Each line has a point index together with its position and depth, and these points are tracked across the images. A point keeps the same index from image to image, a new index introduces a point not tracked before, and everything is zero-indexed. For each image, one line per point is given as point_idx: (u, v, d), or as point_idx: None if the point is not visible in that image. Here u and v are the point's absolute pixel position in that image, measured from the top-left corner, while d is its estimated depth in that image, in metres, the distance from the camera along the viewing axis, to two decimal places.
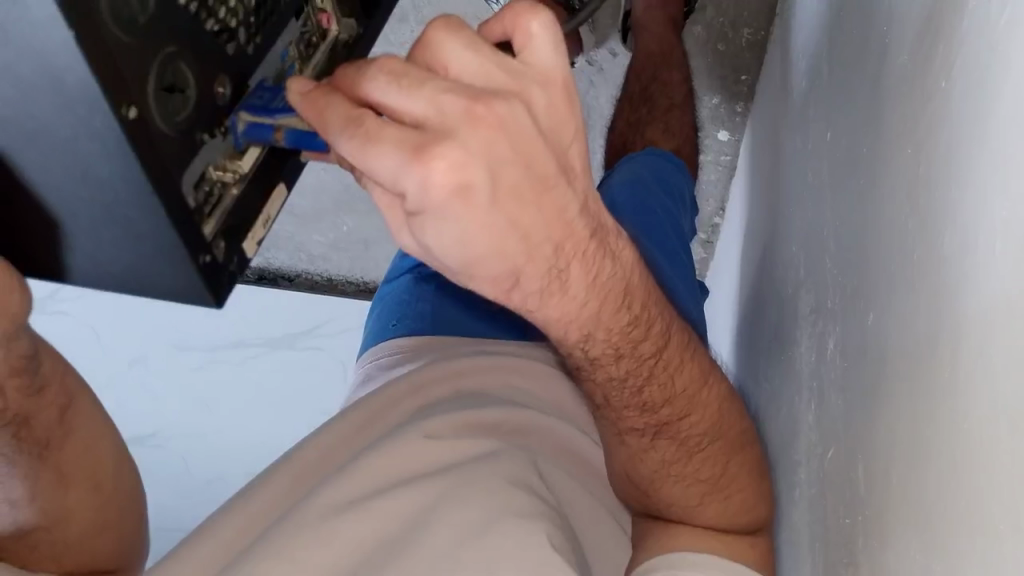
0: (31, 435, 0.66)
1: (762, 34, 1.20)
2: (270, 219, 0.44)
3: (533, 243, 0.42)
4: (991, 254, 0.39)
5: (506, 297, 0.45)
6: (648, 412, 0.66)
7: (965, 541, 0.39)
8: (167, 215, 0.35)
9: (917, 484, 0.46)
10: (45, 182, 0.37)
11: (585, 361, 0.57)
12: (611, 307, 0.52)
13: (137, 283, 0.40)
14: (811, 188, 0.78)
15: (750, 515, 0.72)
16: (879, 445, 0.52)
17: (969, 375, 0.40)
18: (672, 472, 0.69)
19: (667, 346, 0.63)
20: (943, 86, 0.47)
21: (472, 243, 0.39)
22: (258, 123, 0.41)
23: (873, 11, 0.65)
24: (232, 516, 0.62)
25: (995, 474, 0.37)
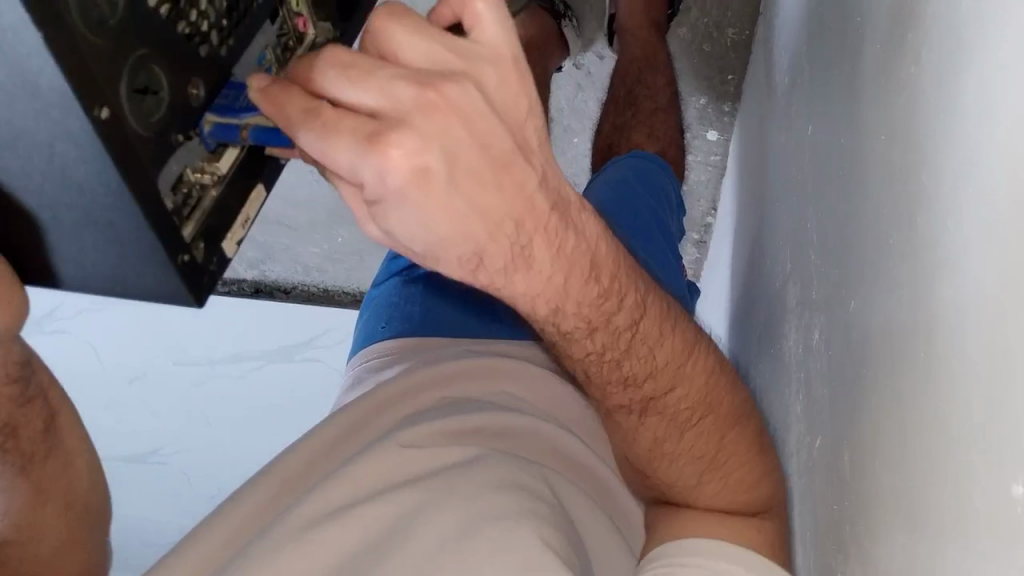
0: (19, 445, 0.64)
1: (746, 35, 1.20)
2: (249, 220, 0.45)
3: (492, 222, 0.42)
4: (963, 238, 0.39)
5: (473, 276, 0.45)
6: (632, 388, 0.65)
7: (952, 504, 0.39)
8: (145, 217, 0.36)
9: (900, 477, 0.46)
10: (25, 188, 0.37)
11: (556, 339, 0.57)
12: (580, 280, 0.52)
13: (121, 286, 0.41)
14: (795, 182, 0.79)
15: (750, 496, 0.70)
16: (867, 424, 0.52)
17: (946, 357, 0.40)
18: (666, 449, 0.69)
19: (643, 320, 0.62)
20: (914, 72, 0.48)
21: (431, 228, 0.41)
22: (225, 124, 0.42)
23: (850, 6, 0.66)
24: (222, 518, 0.63)
25: (979, 435, 0.37)
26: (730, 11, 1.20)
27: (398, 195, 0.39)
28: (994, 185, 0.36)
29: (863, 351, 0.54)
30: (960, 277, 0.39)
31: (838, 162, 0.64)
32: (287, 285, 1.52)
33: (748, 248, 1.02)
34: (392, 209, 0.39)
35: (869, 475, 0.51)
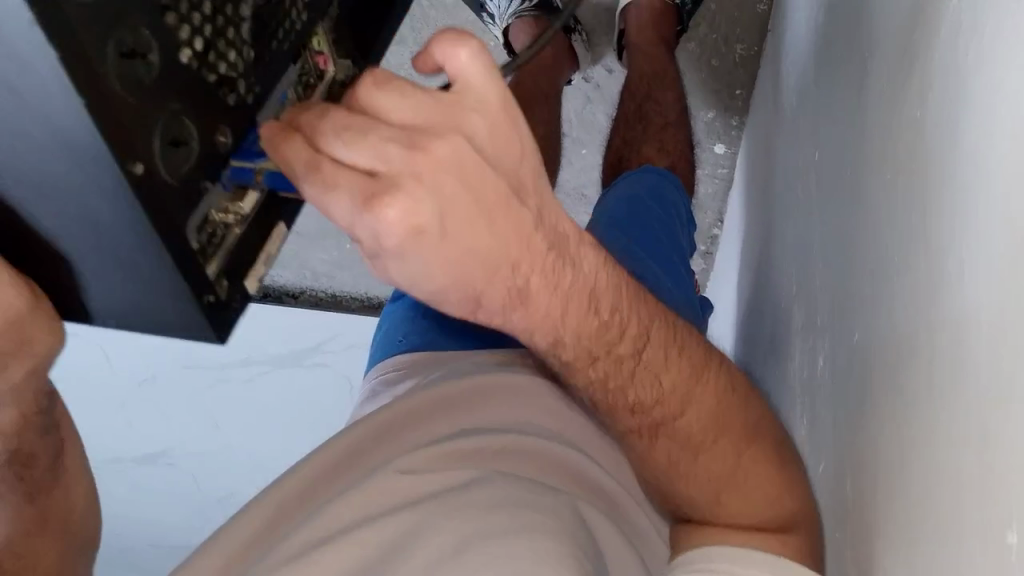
0: (27, 476, 0.58)
1: (754, 50, 1.22)
2: (271, 257, 0.46)
3: (486, 264, 0.44)
4: (964, 278, 0.41)
5: (473, 315, 0.47)
6: (638, 413, 0.64)
7: (950, 525, 0.41)
8: (172, 261, 0.37)
9: (902, 505, 0.47)
10: (56, 234, 0.39)
11: (563, 366, 0.59)
12: (578, 308, 0.53)
13: (147, 319, 0.42)
14: (800, 205, 0.80)
15: (777, 509, 0.66)
16: (869, 451, 0.53)
17: (947, 392, 0.42)
18: (679, 471, 0.66)
19: (647, 345, 0.62)
20: (917, 112, 0.49)
21: (432, 275, 0.42)
22: (240, 167, 0.43)
23: (855, 38, 0.67)
24: (238, 524, 0.66)
25: (976, 458, 0.38)
26: (738, 26, 1.21)
27: (395, 246, 0.40)
28: (995, 222, 0.37)
29: (866, 378, 0.55)
30: (962, 303, 0.40)
31: (843, 188, 0.65)
32: (295, 290, 1.52)
33: (754, 264, 1.03)
34: (393, 259, 0.41)
35: (872, 500, 0.53)
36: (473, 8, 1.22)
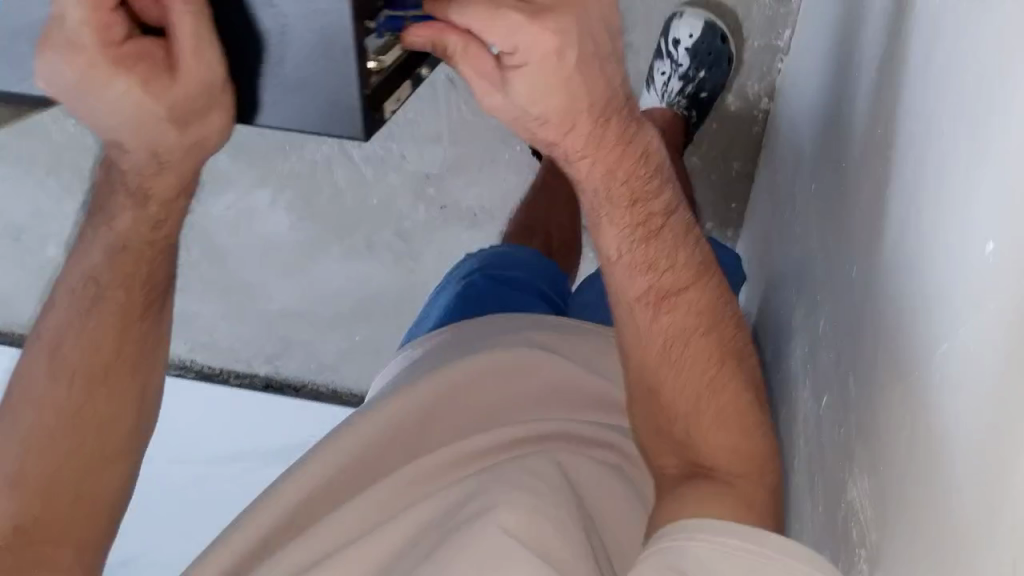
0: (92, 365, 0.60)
1: (749, 167, 1.39)
2: (400, 101, 0.56)
3: (582, 110, 0.53)
4: (968, 211, 0.43)
5: (562, 140, 0.55)
6: (653, 273, 0.61)
7: (950, 445, 0.42)
8: (354, 40, 0.47)
9: (904, 376, 0.49)
10: (268, 5, 0.46)
11: (600, 202, 0.59)
12: (633, 158, 0.59)
13: (310, 119, 0.50)
14: (802, 230, 0.90)
15: (748, 451, 0.61)
16: (873, 364, 0.56)
17: (947, 275, 0.44)
18: (670, 361, 0.62)
19: (673, 214, 0.63)
20: (903, 67, 0.58)
21: (541, 95, 0.51)
22: (393, 17, 0.51)
23: (849, 65, 0.80)
24: (262, 513, 0.69)
25: (970, 353, 0.40)
26: (736, 144, 1.38)
27: (538, 61, 0.48)
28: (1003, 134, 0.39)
29: (866, 309, 0.60)
30: (959, 221, 0.44)
31: (847, 223, 0.71)
32: (297, 382, 1.71)
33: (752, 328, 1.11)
34: (517, 74, 0.49)
35: (868, 415, 0.55)
36: None
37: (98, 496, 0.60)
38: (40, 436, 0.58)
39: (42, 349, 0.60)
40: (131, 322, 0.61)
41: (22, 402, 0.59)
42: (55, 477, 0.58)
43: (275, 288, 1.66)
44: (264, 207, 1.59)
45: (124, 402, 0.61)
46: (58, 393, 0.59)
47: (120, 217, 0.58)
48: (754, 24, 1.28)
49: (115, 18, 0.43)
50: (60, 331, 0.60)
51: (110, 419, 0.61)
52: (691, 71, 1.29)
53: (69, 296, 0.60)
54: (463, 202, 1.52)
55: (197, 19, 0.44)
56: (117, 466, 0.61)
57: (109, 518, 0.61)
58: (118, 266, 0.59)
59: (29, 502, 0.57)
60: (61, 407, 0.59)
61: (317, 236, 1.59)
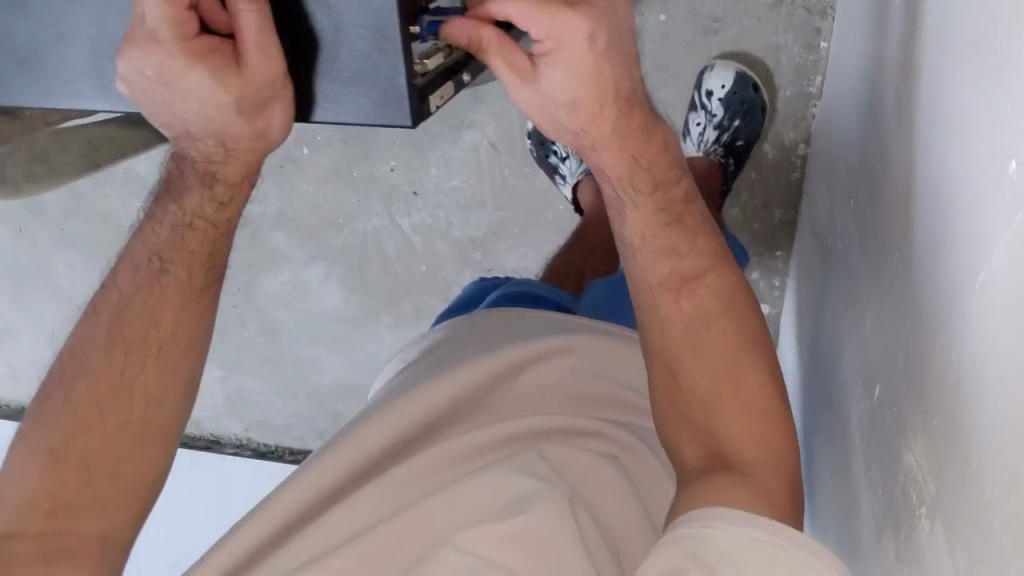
0: (126, 341, 0.58)
1: (791, 214, 1.41)
2: (444, 99, 0.60)
3: (607, 98, 0.57)
4: (996, 148, 0.44)
5: (586, 130, 0.59)
6: (674, 256, 0.65)
7: (995, 376, 0.41)
8: (403, 32, 0.50)
9: (947, 328, 0.49)
10: (324, 6, 0.51)
11: (623, 188, 0.65)
12: (655, 150, 0.64)
13: (364, 111, 0.54)
14: (844, 248, 0.92)
15: (767, 436, 0.60)
16: (917, 331, 0.56)
17: (978, 212, 0.46)
18: (692, 342, 0.64)
19: (691, 203, 0.68)
20: (925, 53, 0.62)
21: (571, 83, 0.54)
22: (435, 22, 0.55)
23: (877, 79, 0.83)
24: (260, 522, 0.65)
25: (1007, 275, 0.41)
26: (776, 193, 1.41)
27: (568, 46, 0.52)
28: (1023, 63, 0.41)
29: (905, 284, 0.61)
30: (991, 153, 0.45)
31: (884, 225, 0.71)
32: None
33: (804, 364, 1.10)
34: (549, 62, 0.53)
35: (918, 382, 0.55)
36: (547, 173, 1.41)
37: (138, 480, 0.58)
38: (88, 408, 0.57)
39: (100, 320, 0.59)
40: (190, 306, 0.60)
41: (73, 374, 0.58)
42: (93, 452, 0.56)
43: (327, 361, 1.70)
44: (318, 282, 1.62)
45: (173, 385, 0.60)
46: (110, 367, 0.58)
47: (188, 195, 0.59)
48: (784, 74, 1.32)
49: (190, 15, 0.48)
50: (120, 305, 0.59)
51: (158, 399, 0.59)
52: (725, 121, 1.33)
53: (131, 273, 0.60)
54: (509, 264, 1.53)
55: (262, 18, 0.49)
56: (158, 451, 0.59)
57: (142, 506, 0.58)
58: (183, 248, 0.60)
59: (62, 477, 0.55)
60: (109, 383, 0.58)
61: (368, 307, 1.62)
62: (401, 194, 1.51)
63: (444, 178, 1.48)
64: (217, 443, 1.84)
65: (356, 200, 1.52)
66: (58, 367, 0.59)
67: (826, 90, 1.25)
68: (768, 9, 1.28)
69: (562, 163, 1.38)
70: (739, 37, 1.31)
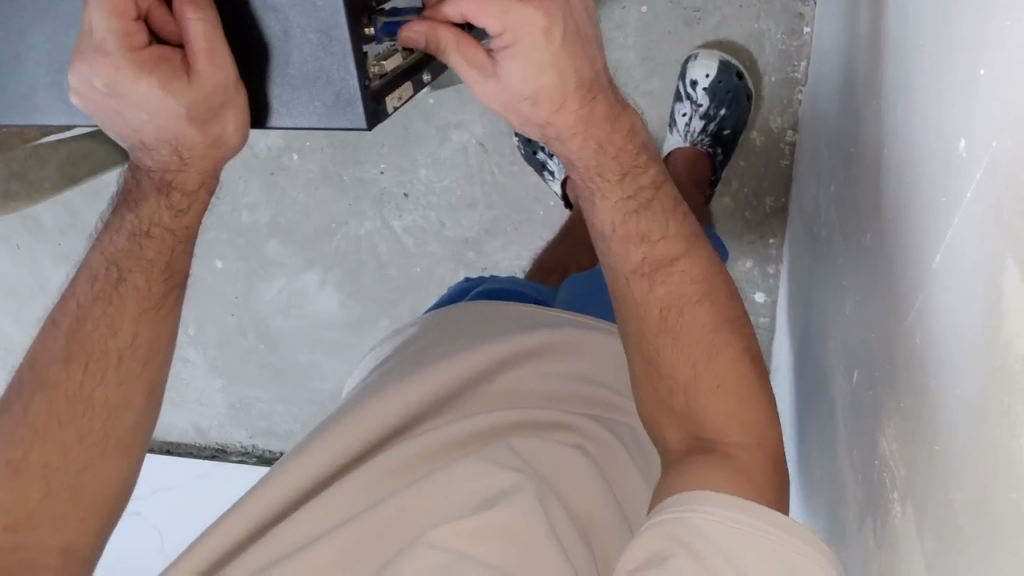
0: (82, 353, 0.58)
1: (782, 201, 1.40)
2: (404, 99, 0.60)
3: (569, 87, 0.55)
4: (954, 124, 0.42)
5: (553, 118, 0.57)
6: (647, 243, 0.63)
7: (954, 362, 0.40)
8: (351, 33, 0.50)
9: (912, 303, 0.48)
10: (271, 11, 0.51)
11: (593, 177, 0.63)
12: (620, 134, 0.62)
13: (319, 114, 0.54)
14: (827, 234, 0.91)
15: (748, 419, 0.59)
16: (889, 313, 0.55)
17: (942, 188, 0.43)
18: (667, 327, 0.62)
19: (661, 188, 0.65)
20: (891, 31, 0.61)
21: (532, 74, 0.53)
22: (391, 22, 0.54)
23: (852, 60, 0.82)
24: (233, 519, 0.65)
25: (962, 246, 0.39)
26: (766, 181, 1.40)
27: (527, 41, 0.51)
28: (977, 36, 0.40)
29: (879, 265, 0.60)
30: (942, 131, 0.44)
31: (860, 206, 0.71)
32: None
33: (796, 351, 1.09)
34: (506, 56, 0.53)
35: (890, 362, 0.54)
36: (535, 169, 1.41)
37: (98, 492, 0.57)
38: (46, 420, 0.56)
39: (59, 331, 0.58)
40: (149, 315, 0.59)
41: (31, 386, 0.57)
42: (54, 466, 0.56)
43: (327, 368, 1.70)
44: (314, 288, 1.62)
45: (134, 395, 0.59)
46: (67, 378, 0.57)
47: (145, 203, 0.58)
48: (769, 61, 1.31)
49: (136, 27, 0.49)
50: (78, 316, 0.59)
51: (118, 410, 0.58)
52: (712, 110, 1.32)
53: (89, 283, 0.59)
54: (502, 263, 1.53)
55: (210, 25, 0.49)
56: (119, 462, 0.59)
57: (106, 516, 0.58)
58: (140, 256, 0.59)
59: (22, 491, 0.54)
60: (67, 393, 0.57)
61: (365, 311, 1.63)
62: (391, 197, 1.51)
63: (434, 178, 1.48)
64: (222, 452, 1.84)
65: (347, 205, 1.52)
66: (16, 381, 0.58)
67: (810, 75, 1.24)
68: None
69: (550, 159, 1.38)
70: (721, 25, 1.30)
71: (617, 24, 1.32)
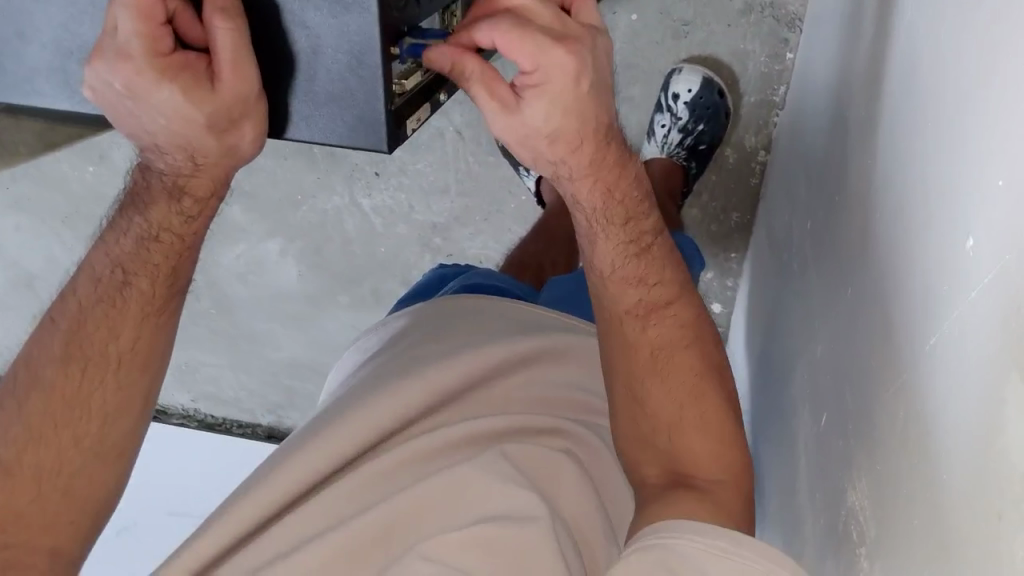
0: (80, 354, 0.57)
1: (748, 218, 1.44)
2: (421, 120, 0.60)
3: (590, 130, 0.57)
4: (964, 212, 0.44)
5: (570, 157, 0.58)
6: (643, 286, 0.66)
7: (946, 438, 0.42)
8: (382, 56, 0.50)
9: (896, 364, 0.52)
10: (300, 27, 0.50)
11: (599, 219, 0.64)
12: (629, 180, 0.64)
13: (339, 132, 0.54)
14: (797, 269, 0.95)
15: (726, 458, 0.64)
16: (866, 368, 0.59)
17: (946, 273, 0.45)
18: (657, 368, 0.66)
19: (659, 235, 0.68)
20: (887, 97, 0.64)
21: (556, 116, 0.54)
22: (415, 44, 0.54)
23: (840, 106, 0.85)
24: (226, 519, 0.65)
25: (959, 340, 0.42)
26: (734, 197, 1.43)
27: (556, 86, 0.52)
28: (990, 140, 0.42)
29: (857, 320, 0.63)
30: (943, 218, 0.47)
31: (839, 253, 0.74)
32: None
33: (754, 370, 1.13)
34: (532, 92, 0.53)
35: (868, 415, 0.57)
36: (511, 163, 1.42)
37: (89, 497, 0.57)
38: (41, 422, 0.56)
39: (58, 331, 0.58)
40: (151, 320, 0.59)
41: (26, 388, 0.57)
42: (47, 468, 0.56)
43: (282, 339, 1.69)
44: (274, 259, 1.60)
45: (130, 400, 0.59)
46: (66, 381, 0.57)
47: (154, 208, 0.56)
48: (749, 81, 1.34)
49: (163, 32, 0.47)
50: (79, 317, 0.58)
51: (114, 415, 0.58)
52: (690, 124, 1.35)
53: (91, 284, 0.59)
54: (470, 250, 1.54)
55: (237, 36, 0.48)
56: (110, 467, 0.58)
57: (91, 521, 0.58)
58: (146, 261, 0.58)
59: (13, 493, 0.54)
60: (64, 395, 0.57)
61: (325, 287, 1.61)
62: (363, 175, 1.49)
63: (408, 160, 1.47)
64: (162, 413, 1.81)
65: (316, 177, 1.49)
66: (10, 379, 0.58)
67: (788, 101, 1.27)
68: (738, 16, 1.29)
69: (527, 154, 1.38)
70: (708, 41, 1.32)
71: (607, 28, 1.32)
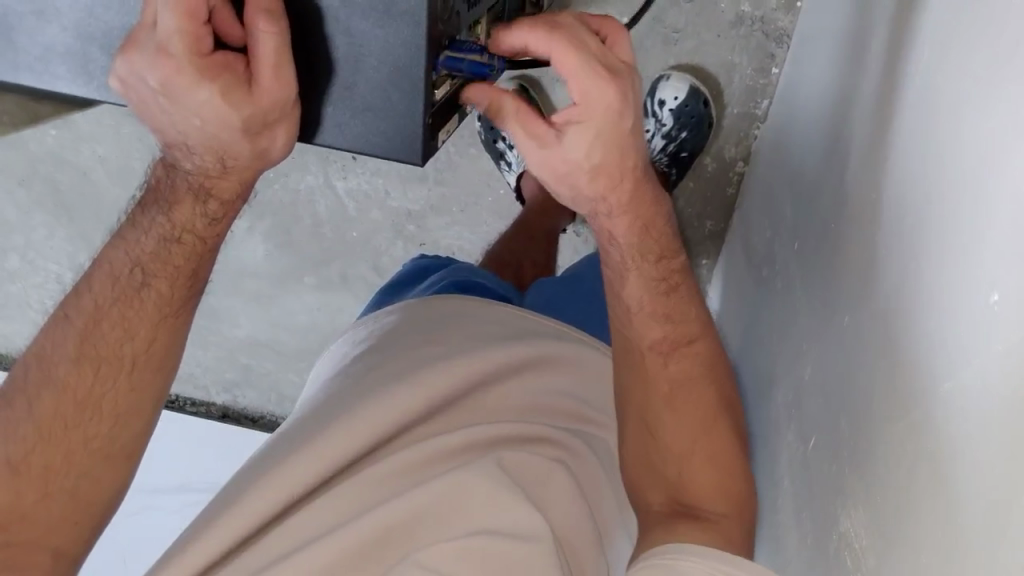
0: (94, 355, 0.60)
1: (722, 226, 1.47)
2: (450, 130, 0.60)
3: (625, 166, 0.58)
4: (985, 264, 0.46)
5: (608, 195, 0.60)
6: (668, 324, 0.70)
7: (962, 484, 0.45)
8: (426, 71, 0.50)
9: (901, 405, 0.54)
10: (344, 33, 0.50)
11: (630, 257, 0.67)
12: (662, 219, 0.67)
13: (374, 142, 0.54)
14: (781, 287, 0.96)
15: (728, 492, 0.68)
16: (863, 401, 0.61)
17: (963, 325, 0.47)
18: (670, 403, 0.70)
19: (686, 274, 0.72)
20: (897, 137, 0.65)
21: (595, 147, 0.55)
22: (453, 57, 0.54)
23: (838, 134, 0.86)
24: (223, 524, 0.65)
25: (976, 390, 0.44)
26: (710, 205, 1.46)
27: (597, 116, 0.53)
28: (1012, 196, 0.44)
29: (854, 351, 0.65)
30: (959, 258, 0.49)
31: (832, 282, 0.76)
32: (254, 412, 1.75)
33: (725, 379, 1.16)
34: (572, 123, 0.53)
35: (866, 449, 0.59)
36: (492, 157, 1.41)
37: (94, 497, 0.61)
38: (52, 421, 0.59)
39: (72, 330, 0.60)
40: (168, 322, 0.62)
41: (38, 384, 0.60)
42: (54, 468, 0.59)
43: (241, 316, 1.66)
44: (240, 235, 1.56)
45: (141, 400, 0.62)
46: (78, 380, 0.60)
47: (178, 208, 0.58)
48: (734, 92, 1.35)
49: (205, 31, 0.46)
50: (94, 316, 0.61)
51: (124, 417, 0.61)
52: (673, 131, 1.37)
53: (108, 283, 0.61)
54: (443, 241, 1.51)
55: (280, 39, 0.47)
56: (119, 468, 0.62)
57: (97, 521, 0.61)
58: (166, 261, 0.60)
59: (21, 490, 0.58)
60: (78, 394, 0.60)
61: (290, 266, 1.57)
62: (339, 156, 1.46)
63: None
64: None
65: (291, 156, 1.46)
66: (24, 371, 0.61)
67: (772, 116, 1.29)
68: (729, 27, 1.30)
69: (509, 149, 1.37)
70: (697, 50, 1.33)
71: None
